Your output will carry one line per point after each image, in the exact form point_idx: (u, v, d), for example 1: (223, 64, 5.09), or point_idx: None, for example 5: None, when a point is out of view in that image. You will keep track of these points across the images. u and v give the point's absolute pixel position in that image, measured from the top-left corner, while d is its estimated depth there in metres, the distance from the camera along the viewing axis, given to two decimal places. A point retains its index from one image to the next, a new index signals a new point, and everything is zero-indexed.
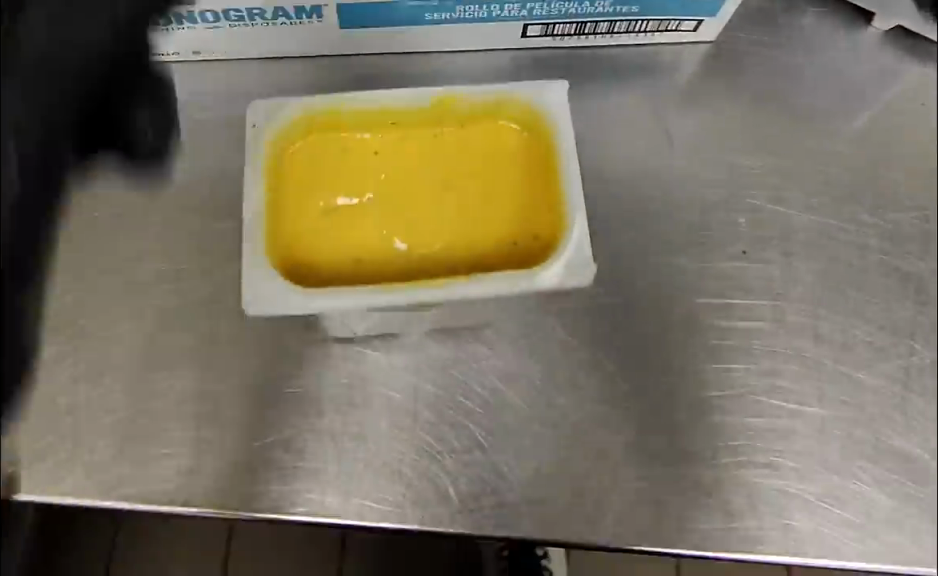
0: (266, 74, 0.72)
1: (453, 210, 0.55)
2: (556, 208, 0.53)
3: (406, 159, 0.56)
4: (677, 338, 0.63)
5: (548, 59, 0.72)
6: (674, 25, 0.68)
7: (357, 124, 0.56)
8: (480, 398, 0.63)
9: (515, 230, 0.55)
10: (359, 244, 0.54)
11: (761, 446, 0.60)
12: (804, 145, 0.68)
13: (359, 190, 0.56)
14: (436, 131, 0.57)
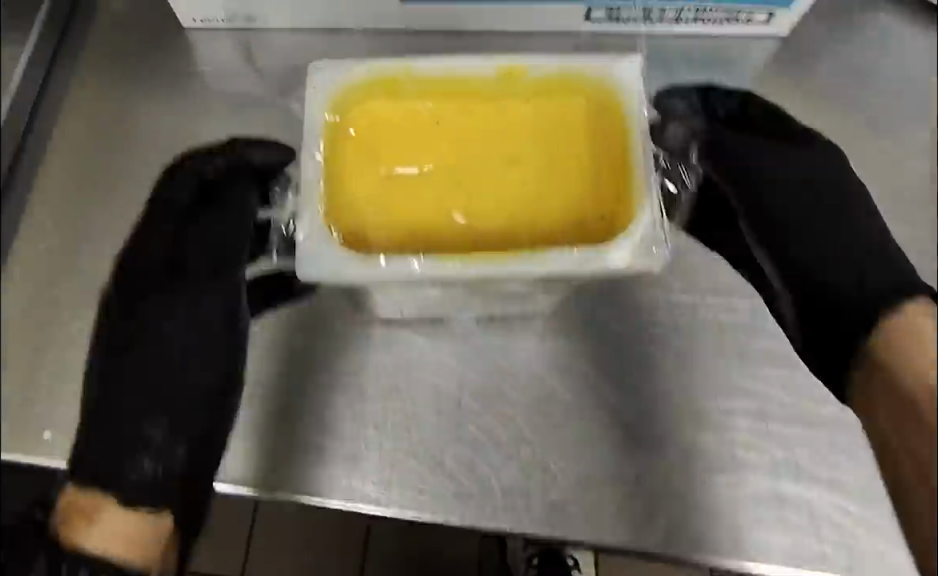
0: (327, 42, 0.72)
1: (517, 185, 0.52)
2: (628, 187, 0.50)
3: (466, 127, 0.54)
4: (738, 341, 0.61)
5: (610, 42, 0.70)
6: (744, 15, 0.66)
7: (420, 92, 0.54)
8: (527, 390, 0.61)
9: (582, 210, 0.51)
10: (416, 215, 0.52)
11: (823, 462, 0.58)
12: (879, 151, 0.67)
13: (418, 158, 0.53)
14: (503, 102, 0.54)
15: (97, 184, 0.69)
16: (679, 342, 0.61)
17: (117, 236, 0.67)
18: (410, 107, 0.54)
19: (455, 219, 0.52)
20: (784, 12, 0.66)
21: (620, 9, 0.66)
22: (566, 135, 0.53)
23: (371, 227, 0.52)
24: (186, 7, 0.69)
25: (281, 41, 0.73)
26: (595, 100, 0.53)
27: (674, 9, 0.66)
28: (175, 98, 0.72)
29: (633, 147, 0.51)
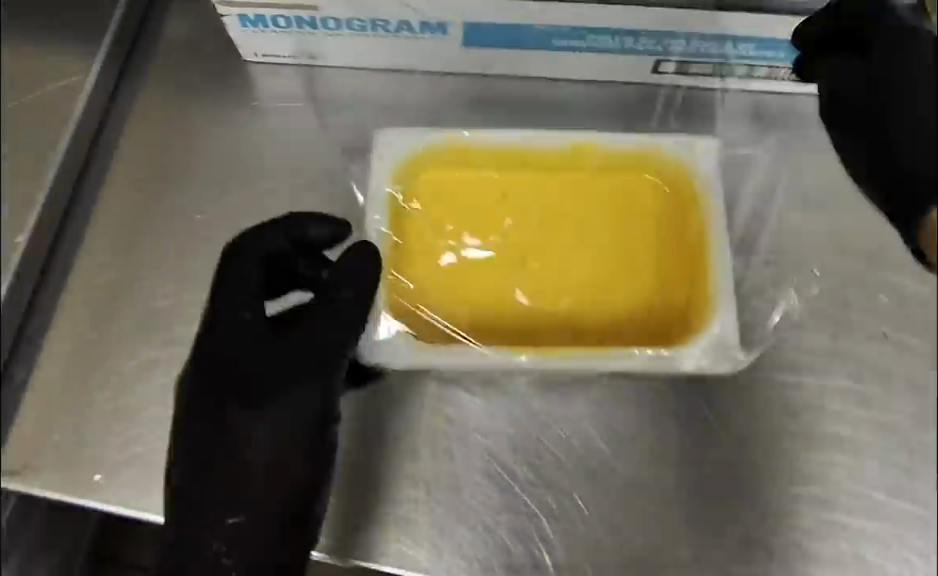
0: (400, 83, 0.79)
1: (581, 262, 0.57)
2: (702, 277, 0.54)
3: (534, 203, 0.59)
4: (803, 420, 0.60)
5: (676, 95, 0.72)
6: None
7: (486, 164, 0.59)
8: (582, 460, 0.60)
9: (643, 285, 0.57)
10: (484, 290, 0.57)
11: (887, 552, 0.57)
12: None
13: (483, 235, 0.58)
14: (568, 175, 0.59)
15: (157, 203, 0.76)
16: (742, 417, 0.61)
17: (172, 260, 0.74)
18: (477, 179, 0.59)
19: (517, 302, 0.57)
20: None
21: (690, 63, 0.69)
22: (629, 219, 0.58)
23: (433, 300, 0.57)
24: (257, 46, 0.77)
25: (360, 83, 0.79)
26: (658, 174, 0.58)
27: (747, 66, 0.68)
28: (256, 132, 0.79)
29: (708, 241, 0.54)
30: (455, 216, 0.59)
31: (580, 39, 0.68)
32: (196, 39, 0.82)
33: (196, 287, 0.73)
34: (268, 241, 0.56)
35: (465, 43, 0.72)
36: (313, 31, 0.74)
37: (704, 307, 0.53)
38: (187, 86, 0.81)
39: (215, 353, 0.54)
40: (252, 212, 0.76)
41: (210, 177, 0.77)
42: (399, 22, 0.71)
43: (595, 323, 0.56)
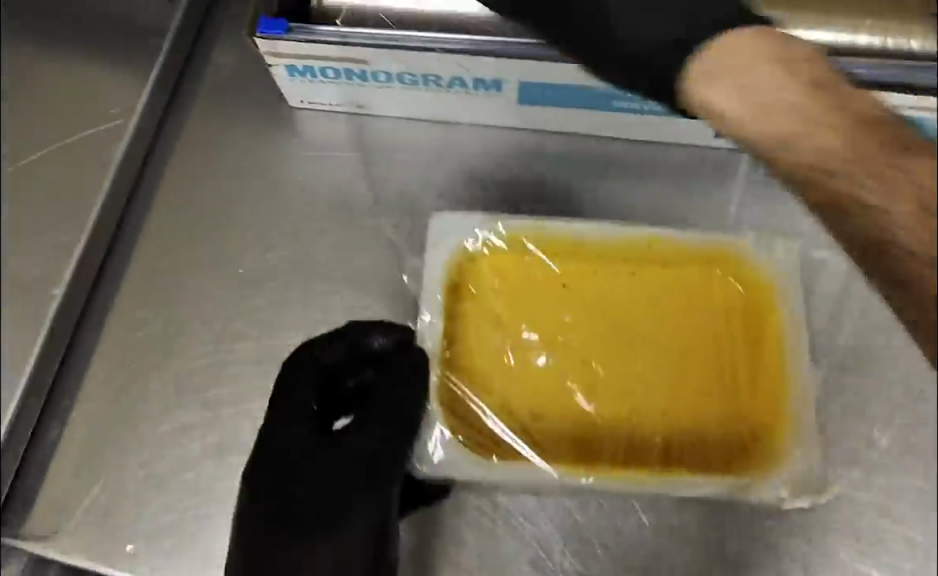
0: (461, 141, 0.76)
1: (647, 362, 0.59)
2: (768, 382, 0.59)
3: (600, 301, 0.61)
4: (869, 520, 0.59)
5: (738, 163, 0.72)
6: None
7: (553, 255, 0.62)
8: (634, 553, 0.59)
9: (711, 386, 0.59)
10: (548, 388, 0.59)
11: None
12: None
13: (545, 332, 0.60)
14: (634, 269, 0.62)
15: (202, 251, 0.75)
16: (804, 513, 0.59)
17: (213, 314, 0.72)
18: (542, 270, 0.62)
19: (586, 406, 0.59)
20: None
21: None
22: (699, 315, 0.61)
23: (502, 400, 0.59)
24: (301, 92, 0.74)
25: (409, 131, 0.76)
26: (723, 269, 0.62)
27: None
28: (303, 179, 0.76)
29: (777, 349, 0.60)
30: (521, 309, 0.61)
31: (642, 103, 0.66)
32: (241, 78, 0.80)
33: (241, 342, 0.71)
34: (328, 355, 0.58)
35: (520, 101, 0.69)
36: (361, 82, 0.71)
37: (780, 423, 0.58)
38: (230, 126, 0.79)
39: (280, 457, 0.54)
40: (297, 266, 0.73)
41: (257, 225, 0.75)
42: (451, 77, 0.68)
43: (666, 426, 0.58)
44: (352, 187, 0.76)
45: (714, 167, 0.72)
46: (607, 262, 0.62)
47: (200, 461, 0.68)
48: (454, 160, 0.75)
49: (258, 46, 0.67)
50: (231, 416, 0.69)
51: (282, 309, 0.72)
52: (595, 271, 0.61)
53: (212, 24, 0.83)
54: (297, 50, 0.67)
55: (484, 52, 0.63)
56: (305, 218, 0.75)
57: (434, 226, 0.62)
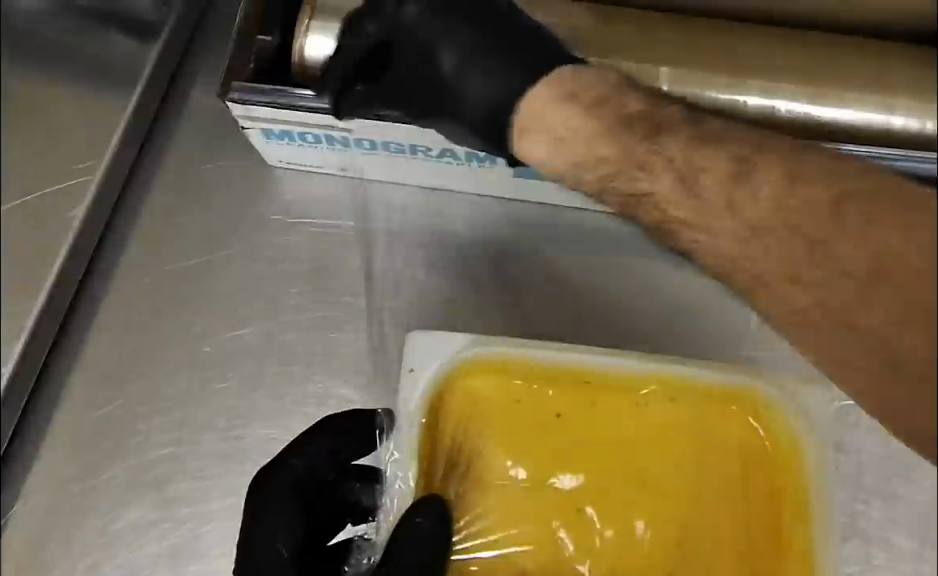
0: (456, 208, 0.69)
1: (650, 511, 0.51)
2: (796, 551, 0.49)
3: (598, 436, 0.51)
4: None
5: None
6: None
7: (543, 378, 0.52)
8: None
9: (721, 543, 0.50)
10: (534, 540, 0.50)
11: None
12: None
13: (531, 472, 0.51)
14: (638, 398, 0.52)
15: (167, 326, 0.67)
16: None
17: (177, 398, 0.65)
18: (529, 395, 0.52)
19: (577, 565, 0.50)
20: None
21: None
22: (714, 458, 0.52)
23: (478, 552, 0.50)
24: (279, 154, 0.68)
25: (395, 199, 0.70)
26: (743, 404, 0.52)
27: None
28: (278, 247, 0.70)
29: (810, 517, 0.49)
30: (503, 440, 0.51)
31: None
32: (219, 131, 0.73)
33: (205, 432, 0.65)
34: (314, 457, 0.54)
35: (518, 175, 0.63)
36: (344, 148, 0.65)
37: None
38: (203, 184, 0.72)
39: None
40: (269, 347, 0.67)
41: (227, 298, 0.68)
42: (442, 149, 0.61)
43: None
44: (333, 257, 0.69)
45: None
46: (607, 388, 0.52)
47: (153, 566, 0.62)
48: (445, 231, 0.69)
49: (230, 108, 0.60)
50: (190, 517, 0.63)
51: (251, 395, 0.65)
52: (594, 398, 0.52)
53: (189, 68, 0.76)
54: (274, 115, 0.60)
55: None
56: (282, 290, 0.68)
57: (405, 346, 0.50)
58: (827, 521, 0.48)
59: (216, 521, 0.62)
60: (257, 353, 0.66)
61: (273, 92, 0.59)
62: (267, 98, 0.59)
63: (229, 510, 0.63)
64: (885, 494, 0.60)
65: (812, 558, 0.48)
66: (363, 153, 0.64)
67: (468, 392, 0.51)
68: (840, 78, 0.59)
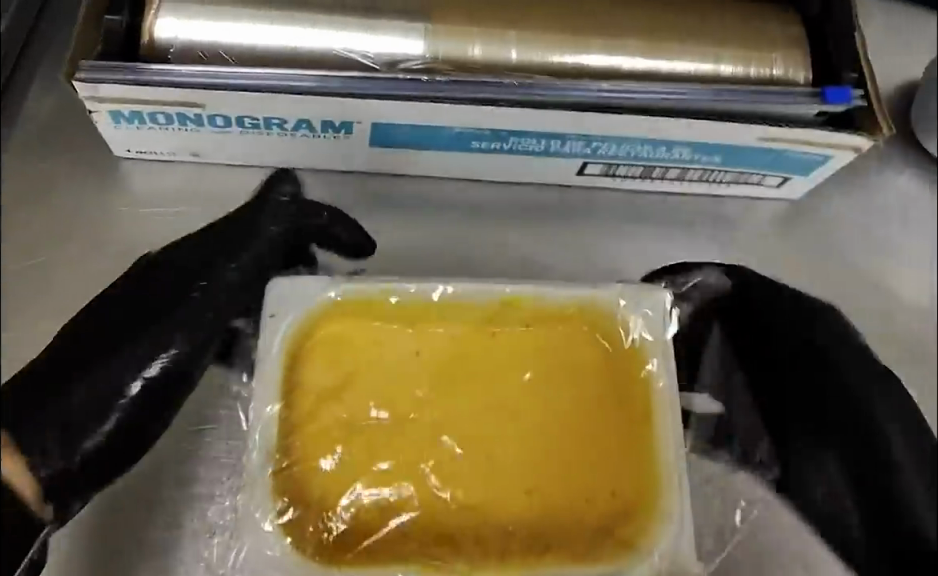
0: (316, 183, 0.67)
1: (508, 435, 0.52)
2: (647, 454, 0.51)
3: (459, 370, 0.53)
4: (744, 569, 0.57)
5: (606, 199, 0.67)
6: (758, 179, 0.62)
7: (401, 316, 0.53)
8: None
9: (576, 460, 0.52)
10: (396, 473, 0.51)
11: None
12: (895, 349, 0.65)
13: (392, 405, 0.52)
14: (495, 326, 0.53)
15: (12, 327, 0.63)
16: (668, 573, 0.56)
17: None
18: (387, 334, 0.53)
19: (438, 491, 0.51)
20: (800, 179, 0.62)
21: (616, 165, 0.62)
22: (572, 383, 0.53)
23: (340, 493, 0.50)
24: (125, 140, 0.64)
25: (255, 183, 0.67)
26: (594, 324, 0.54)
27: (681, 170, 0.62)
28: (129, 237, 0.66)
29: (659, 419, 0.51)
30: (361, 378, 0.52)
31: (504, 142, 0.60)
32: (64, 127, 0.69)
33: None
34: (156, 379, 0.53)
35: (374, 143, 0.62)
36: (196, 128, 0.62)
37: (652, 506, 0.50)
38: (48, 179, 0.68)
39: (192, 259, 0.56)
40: None
41: (75, 297, 0.65)
42: (296, 120, 0.60)
43: (524, 515, 0.50)
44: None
45: (583, 210, 0.67)
46: (465, 321, 0.53)
47: None
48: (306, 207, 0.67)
49: (76, 89, 0.58)
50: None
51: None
52: (454, 334, 0.53)
53: (36, 49, 0.69)
54: (123, 94, 0.58)
55: (329, 92, 0.57)
56: None
57: (268, 287, 0.51)
58: (668, 420, 0.51)
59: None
60: None
61: (121, 68, 0.57)
62: (114, 75, 0.57)
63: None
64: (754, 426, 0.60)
65: (657, 460, 0.50)
66: (215, 131, 0.62)
67: (330, 334, 0.52)
68: (677, 32, 0.60)
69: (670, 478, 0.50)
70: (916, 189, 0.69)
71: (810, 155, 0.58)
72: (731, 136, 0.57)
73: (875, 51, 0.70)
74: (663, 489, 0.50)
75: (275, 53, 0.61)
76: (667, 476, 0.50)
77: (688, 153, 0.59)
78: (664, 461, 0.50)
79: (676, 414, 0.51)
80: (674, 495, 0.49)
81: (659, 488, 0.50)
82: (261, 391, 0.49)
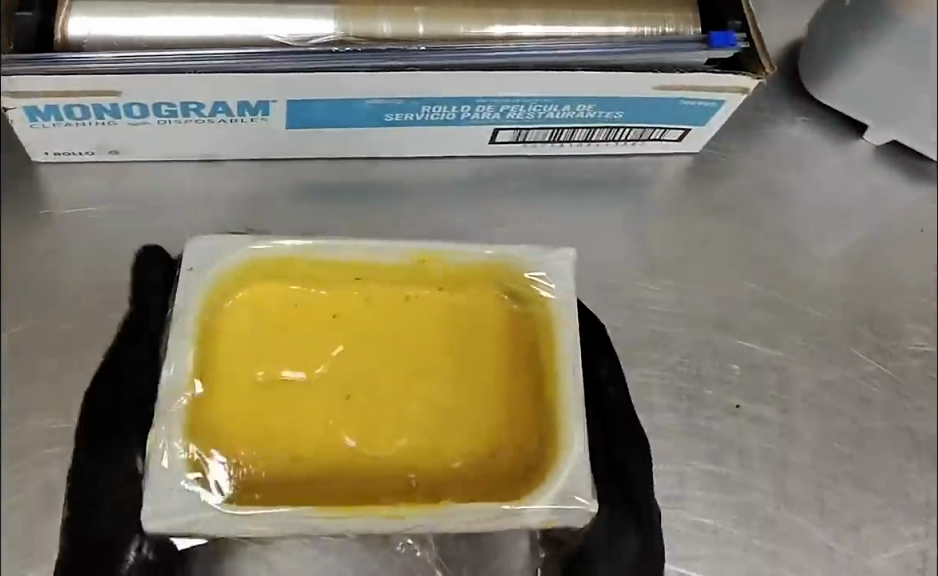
0: (237, 169, 0.69)
1: (418, 394, 0.53)
2: (551, 403, 0.52)
3: (372, 330, 0.54)
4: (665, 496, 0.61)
5: (518, 168, 0.71)
6: (658, 134, 0.68)
7: (317, 279, 0.54)
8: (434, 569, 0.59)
9: (486, 416, 0.53)
10: (306, 432, 0.52)
11: None
12: (798, 285, 0.69)
13: (305, 365, 0.53)
14: (410, 289, 0.55)
15: None
16: None
17: None
18: (305, 295, 0.54)
19: (349, 448, 0.52)
20: (698, 130, 0.68)
21: (526, 130, 0.67)
22: (476, 340, 0.54)
23: (250, 449, 0.51)
24: (42, 142, 0.64)
25: (178, 177, 0.68)
26: (506, 288, 0.55)
27: (586, 129, 0.67)
28: (53, 238, 0.67)
29: (560, 366, 0.52)
30: (276, 341, 0.53)
31: (416, 112, 0.63)
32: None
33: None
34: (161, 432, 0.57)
35: (291, 123, 0.64)
36: (112, 121, 0.62)
37: (557, 447, 0.51)
38: None
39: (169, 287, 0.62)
40: (43, 340, 0.64)
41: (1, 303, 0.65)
42: (213, 103, 0.61)
43: (429, 470, 0.52)
44: (116, 244, 0.67)
45: (497, 182, 0.70)
46: (383, 282, 0.55)
47: None
48: (230, 196, 0.69)
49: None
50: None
51: (34, 389, 0.63)
52: (369, 298, 0.55)
53: None
54: (39, 86, 0.58)
55: (248, 69, 0.59)
56: (61, 280, 0.66)
57: (186, 248, 0.52)
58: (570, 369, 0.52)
59: (3, 519, 0.60)
60: (40, 348, 0.64)
61: (35, 59, 0.57)
62: (30, 67, 0.57)
63: (16, 508, 0.60)
64: (667, 367, 0.65)
65: (564, 402, 0.52)
66: (131, 123, 0.62)
67: (251, 298, 0.53)
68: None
69: (568, 425, 0.51)
70: (806, 135, 0.74)
71: (705, 102, 0.64)
72: (631, 86, 0.62)
73: (762, 12, 0.75)
74: (565, 436, 0.51)
75: (189, 39, 0.62)
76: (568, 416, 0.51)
77: (592, 109, 0.65)
78: (564, 409, 0.51)
79: (578, 359, 0.53)
80: (576, 432, 0.51)
81: (562, 427, 0.51)
82: (175, 346, 0.50)
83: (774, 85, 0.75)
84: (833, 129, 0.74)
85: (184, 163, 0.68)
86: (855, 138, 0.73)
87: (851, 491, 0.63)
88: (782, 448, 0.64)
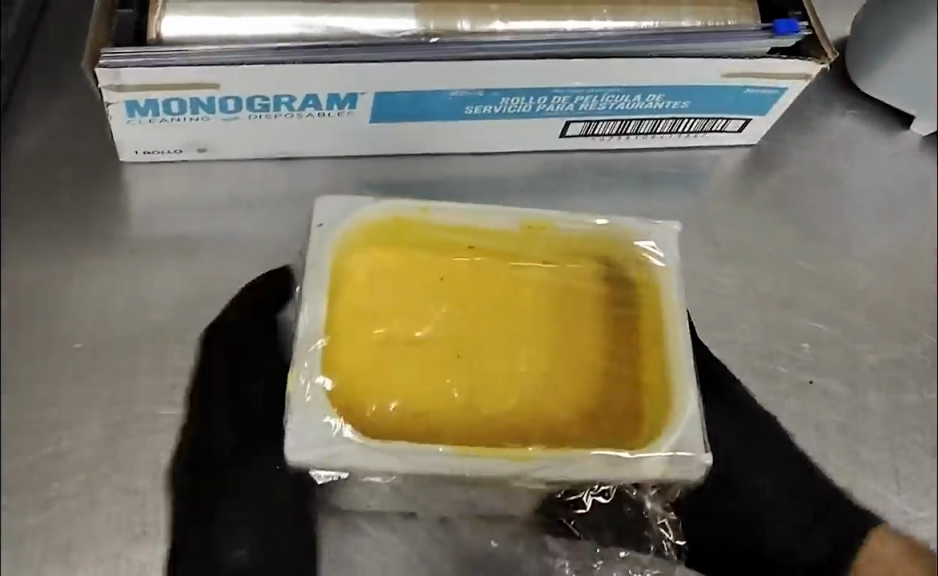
0: (315, 164, 0.71)
1: (526, 353, 0.58)
2: (655, 362, 0.57)
3: (481, 295, 0.60)
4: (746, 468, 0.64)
5: (584, 161, 0.74)
6: (720, 124, 0.71)
7: (433, 246, 0.59)
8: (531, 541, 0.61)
9: (589, 373, 0.58)
10: (428, 383, 0.57)
11: None
12: (856, 268, 0.72)
13: (422, 323, 0.58)
14: (516, 258, 0.60)
15: (33, 331, 0.64)
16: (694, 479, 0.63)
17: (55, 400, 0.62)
18: (421, 263, 0.60)
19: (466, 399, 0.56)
20: (758, 119, 0.71)
21: (595, 122, 0.70)
22: (577, 307, 0.60)
23: (377, 396, 0.56)
24: (134, 139, 0.66)
25: (260, 173, 0.71)
26: (602, 261, 0.61)
27: (652, 121, 0.70)
28: (143, 232, 0.68)
29: (665, 328, 0.57)
30: (397, 300, 0.58)
31: (495, 103, 0.66)
32: (65, 138, 0.70)
33: (88, 420, 0.62)
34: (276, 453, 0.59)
35: (374, 118, 0.67)
36: (206, 116, 0.65)
37: (665, 405, 0.55)
38: (52, 188, 0.69)
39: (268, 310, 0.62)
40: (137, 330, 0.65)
41: (93, 295, 0.66)
42: (304, 95, 0.64)
43: (543, 421, 0.57)
44: (204, 237, 0.69)
45: (567, 175, 0.73)
46: (492, 252, 0.60)
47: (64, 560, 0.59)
48: (311, 191, 0.71)
49: (95, 78, 0.60)
50: (77, 508, 0.60)
51: (129, 380, 0.63)
52: (478, 266, 0.60)
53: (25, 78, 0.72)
54: (145, 78, 0.60)
55: (343, 61, 0.62)
56: (153, 270, 0.67)
57: (317, 204, 0.57)
58: (677, 330, 0.57)
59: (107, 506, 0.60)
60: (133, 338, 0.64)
61: (141, 53, 0.60)
62: (138, 60, 0.59)
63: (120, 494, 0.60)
64: (734, 348, 0.68)
65: (670, 360, 0.56)
66: (222, 117, 0.65)
67: (371, 261, 0.59)
68: None
69: (678, 383, 0.55)
70: (856, 126, 0.77)
71: (768, 89, 0.67)
72: (700, 73, 0.65)
73: None
74: (675, 391, 0.55)
75: (277, 35, 0.63)
76: (676, 375, 0.55)
77: (660, 100, 0.68)
78: (673, 367, 0.56)
79: (681, 322, 0.57)
80: (687, 389, 0.55)
81: (669, 384, 0.56)
82: (309, 290, 0.55)
83: (823, 79, 0.78)
84: (881, 120, 0.77)
85: (266, 159, 0.70)
86: (901, 128, 0.77)
87: (920, 459, 0.67)
88: (852, 420, 0.67)
